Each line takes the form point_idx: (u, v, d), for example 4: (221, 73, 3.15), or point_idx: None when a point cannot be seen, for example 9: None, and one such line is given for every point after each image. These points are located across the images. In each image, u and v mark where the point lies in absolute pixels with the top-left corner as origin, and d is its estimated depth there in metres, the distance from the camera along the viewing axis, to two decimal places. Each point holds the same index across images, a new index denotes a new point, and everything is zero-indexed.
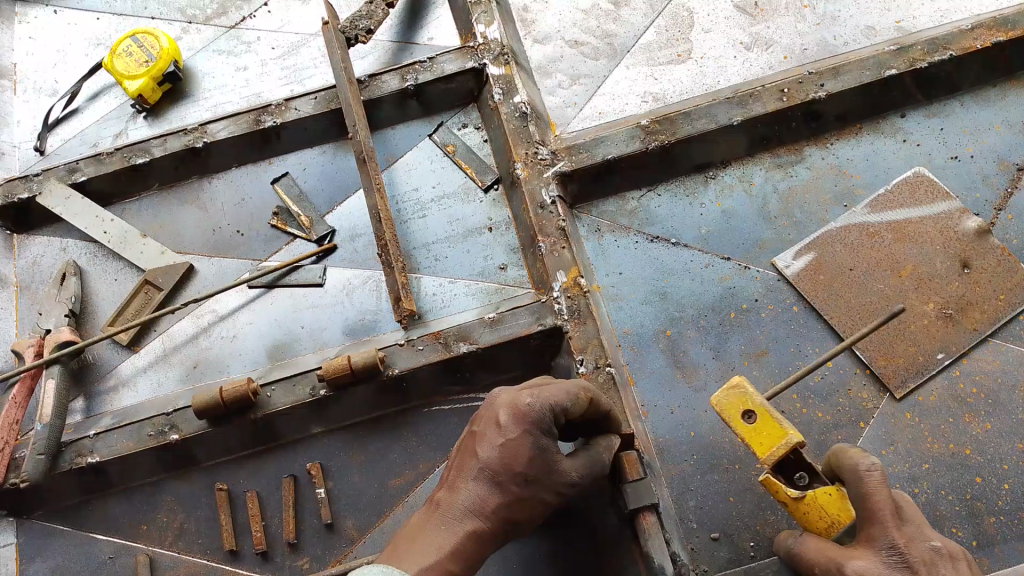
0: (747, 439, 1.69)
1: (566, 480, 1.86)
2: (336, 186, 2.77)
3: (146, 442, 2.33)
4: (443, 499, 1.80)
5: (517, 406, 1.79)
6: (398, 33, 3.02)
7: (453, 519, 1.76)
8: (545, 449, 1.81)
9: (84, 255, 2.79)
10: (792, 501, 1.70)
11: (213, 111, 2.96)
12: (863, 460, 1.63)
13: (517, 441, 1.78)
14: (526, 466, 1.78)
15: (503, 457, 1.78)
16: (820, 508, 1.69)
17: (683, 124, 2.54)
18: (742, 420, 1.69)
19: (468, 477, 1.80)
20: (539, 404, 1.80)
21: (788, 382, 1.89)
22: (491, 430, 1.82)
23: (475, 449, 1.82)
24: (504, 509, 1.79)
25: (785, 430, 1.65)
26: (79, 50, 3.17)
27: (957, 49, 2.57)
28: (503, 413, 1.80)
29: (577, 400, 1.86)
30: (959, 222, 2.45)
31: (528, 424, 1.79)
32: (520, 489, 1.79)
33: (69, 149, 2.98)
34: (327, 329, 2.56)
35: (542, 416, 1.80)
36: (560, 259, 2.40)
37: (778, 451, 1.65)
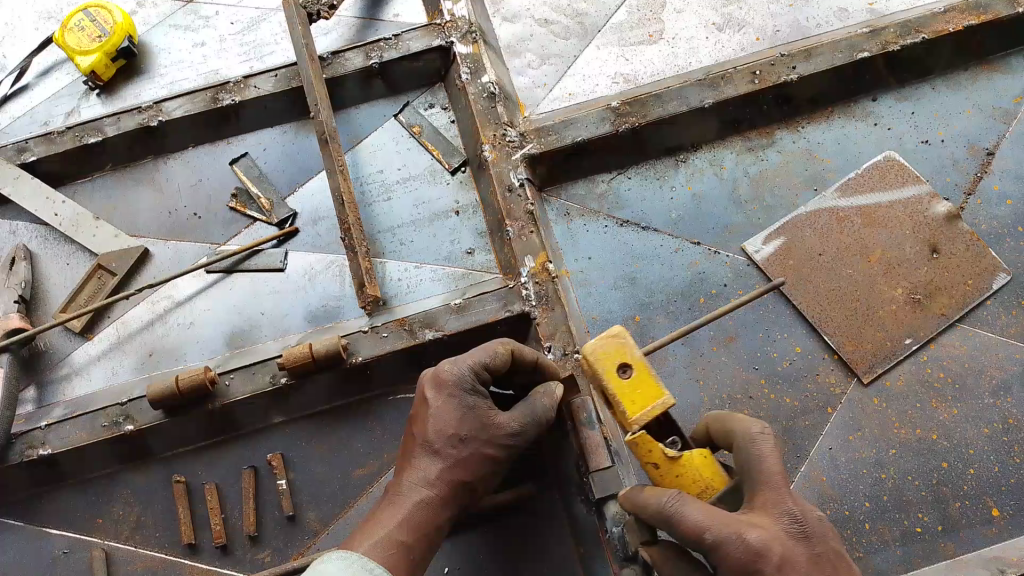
0: (619, 395, 1.60)
1: (506, 431, 1.82)
2: (298, 168, 2.69)
3: (100, 433, 2.25)
4: (392, 481, 1.81)
5: (435, 374, 1.84)
6: (362, 9, 2.93)
7: (399, 493, 1.75)
8: (475, 408, 1.81)
9: (33, 238, 2.68)
10: (666, 464, 1.60)
11: (169, 89, 2.86)
12: (755, 424, 1.67)
13: (443, 406, 1.80)
14: (456, 427, 1.78)
15: (433, 425, 1.79)
16: (695, 472, 1.61)
17: (654, 107, 2.48)
18: (617, 373, 1.61)
19: (410, 453, 1.81)
20: (455, 365, 1.82)
21: (662, 341, 1.92)
22: (419, 404, 1.84)
23: (411, 426, 1.85)
24: (450, 473, 1.77)
25: (660, 388, 1.61)
26: (28, 23, 3.03)
27: (930, 32, 2.54)
28: (426, 385, 1.84)
29: (496, 353, 1.84)
30: (929, 207, 2.44)
31: (449, 387, 1.81)
32: (459, 450, 1.78)
33: (19, 127, 2.86)
34: (288, 315, 2.49)
35: (462, 376, 1.81)
36: (528, 244, 2.35)
37: (652, 411, 1.59)
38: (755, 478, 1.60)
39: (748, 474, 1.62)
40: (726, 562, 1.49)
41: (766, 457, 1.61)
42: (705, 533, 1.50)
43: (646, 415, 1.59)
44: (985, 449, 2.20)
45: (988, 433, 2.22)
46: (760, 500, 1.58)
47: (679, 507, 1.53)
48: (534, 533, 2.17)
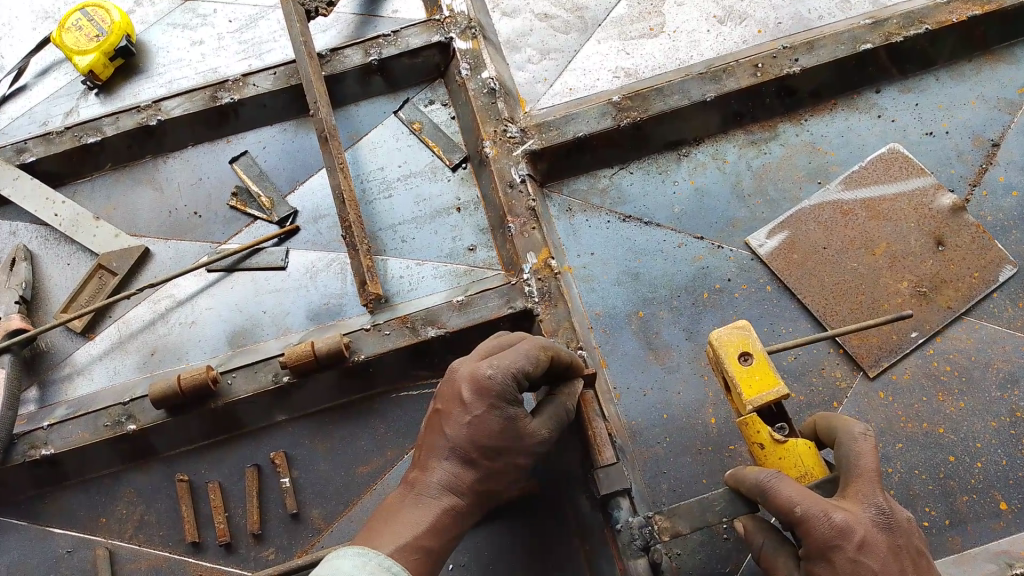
0: (738, 378, 1.73)
1: (537, 441, 1.80)
2: (298, 165, 2.67)
3: (101, 433, 2.25)
4: (416, 479, 1.75)
5: (478, 380, 1.72)
6: (361, 6, 2.91)
7: (427, 497, 1.71)
8: (512, 417, 1.75)
9: (34, 238, 2.67)
10: (773, 445, 1.70)
11: (167, 87, 2.84)
12: (859, 424, 1.68)
13: (482, 415, 1.72)
14: (494, 438, 1.73)
15: (471, 434, 1.72)
16: (797, 458, 1.69)
17: (655, 101, 2.47)
18: (738, 360, 1.74)
19: (438, 456, 1.74)
20: (501, 373, 1.72)
21: (785, 346, 1.91)
22: (454, 406, 1.75)
23: (442, 427, 1.76)
24: (478, 482, 1.75)
25: (777, 379, 1.72)
26: (25, 24, 3.02)
27: (932, 23, 2.52)
28: (465, 388, 1.73)
29: (538, 361, 1.78)
30: (934, 199, 2.42)
31: (491, 396, 1.72)
32: (491, 460, 1.75)
33: (17, 128, 2.85)
34: (289, 313, 2.48)
35: (504, 385, 1.72)
36: (530, 240, 2.34)
37: (767, 395, 1.70)
38: (850, 470, 1.63)
39: (845, 468, 1.64)
40: (813, 538, 1.53)
41: (863, 455, 1.63)
42: (795, 508, 1.54)
43: (760, 400, 1.70)
44: (993, 442, 2.18)
45: (996, 427, 2.20)
46: (851, 490, 1.61)
47: (776, 484, 1.58)
48: (539, 531, 2.16)
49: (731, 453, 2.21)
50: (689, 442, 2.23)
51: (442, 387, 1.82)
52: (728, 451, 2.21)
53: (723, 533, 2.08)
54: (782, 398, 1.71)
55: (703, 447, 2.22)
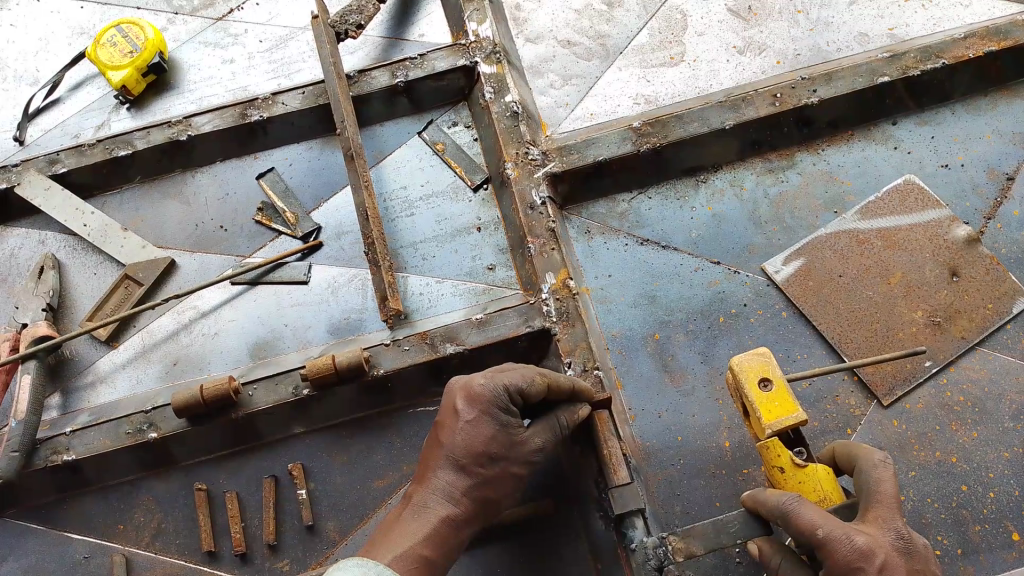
0: (758, 404, 1.76)
1: (531, 452, 1.85)
2: (323, 182, 2.73)
3: (123, 440, 2.28)
4: (414, 491, 1.76)
5: (470, 389, 1.79)
6: (388, 28, 2.99)
7: (426, 508, 1.71)
8: (506, 427, 1.80)
9: (63, 248, 2.73)
10: (793, 470, 1.73)
11: (198, 104, 2.91)
12: (877, 453, 1.73)
13: (477, 423, 1.77)
14: (488, 446, 1.77)
15: (466, 442, 1.75)
16: (816, 483, 1.72)
17: (675, 127, 2.52)
18: (758, 385, 1.77)
19: (435, 466, 1.76)
20: (493, 384, 1.79)
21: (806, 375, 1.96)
22: (449, 416, 1.80)
23: (439, 437, 1.80)
24: (476, 494, 1.76)
25: (796, 405, 1.75)
26: (62, 39, 3.11)
27: (950, 58, 2.57)
28: (459, 398, 1.79)
29: (533, 382, 1.84)
30: (949, 230, 2.45)
31: (484, 405, 1.78)
32: (487, 471, 1.77)
33: (50, 139, 2.92)
34: (311, 327, 2.52)
35: (496, 395, 1.79)
36: (549, 261, 2.38)
37: (786, 421, 1.73)
38: (869, 495, 1.66)
39: (864, 494, 1.68)
40: (834, 559, 1.54)
41: (884, 481, 1.67)
42: (817, 529, 1.56)
43: (778, 425, 1.73)
44: (1006, 473, 2.19)
45: (1010, 457, 2.21)
46: (871, 515, 1.63)
47: (798, 507, 1.60)
48: (551, 551, 2.18)
49: (745, 477, 2.23)
50: (703, 465, 2.24)
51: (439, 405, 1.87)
52: (742, 475, 2.23)
53: (736, 557, 2.09)
54: (800, 424, 1.74)
55: (716, 469, 2.24)
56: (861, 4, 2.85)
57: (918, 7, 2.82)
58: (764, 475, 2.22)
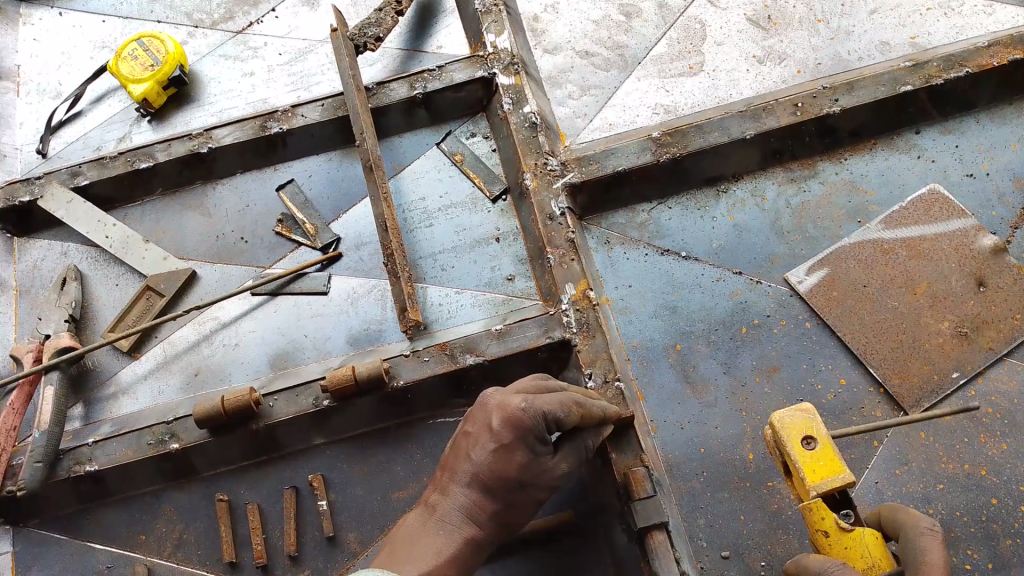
0: (801, 463, 1.67)
1: (555, 477, 1.82)
2: (343, 194, 2.74)
3: (145, 451, 2.29)
4: (437, 503, 1.73)
5: (511, 412, 1.71)
6: (406, 41, 3.00)
7: (450, 525, 1.69)
8: (536, 453, 1.76)
9: (85, 259, 2.74)
10: (837, 533, 1.63)
11: (218, 116, 2.93)
12: None
13: (510, 447, 1.72)
14: (518, 473, 1.73)
15: (495, 465, 1.72)
16: (864, 547, 1.62)
17: (695, 137, 2.52)
18: (800, 444, 1.68)
19: (460, 483, 1.73)
20: (534, 409, 1.73)
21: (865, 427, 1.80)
22: (482, 433, 1.74)
23: (468, 452, 1.75)
24: (497, 515, 1.75)
25: (842, 465, 1.65)
26: (84, 53, 3.14)
27: (973, 66, 2.55)
28: (496, 418, 1.72)
29: (568, 409, 1.80)
30: (974, 240, 2.42)
31: (521, 431, 1.72)
32: (511, 494, 1.75)
33: (72, 152, 2.95)
34: (331, 338, 2.52)
35: (536, 422, 1.72)
36: (568, 271, 2.38)
37: (832, 483, 1.63)
38: None
39: None
40: None
41: None
42: None
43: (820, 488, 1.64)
44: None
45: None
46: None
47: None
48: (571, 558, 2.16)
49: (769, 489, 2.20)
50: (726, 478, 2.22)
51: (471, 413, 1.82)
52: (766, 488, 2.20)
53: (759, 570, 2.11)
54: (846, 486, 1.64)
55: (740, 483, 2.21)
56: (883, 12, 2.83)
57: (939, 15, 2.79)
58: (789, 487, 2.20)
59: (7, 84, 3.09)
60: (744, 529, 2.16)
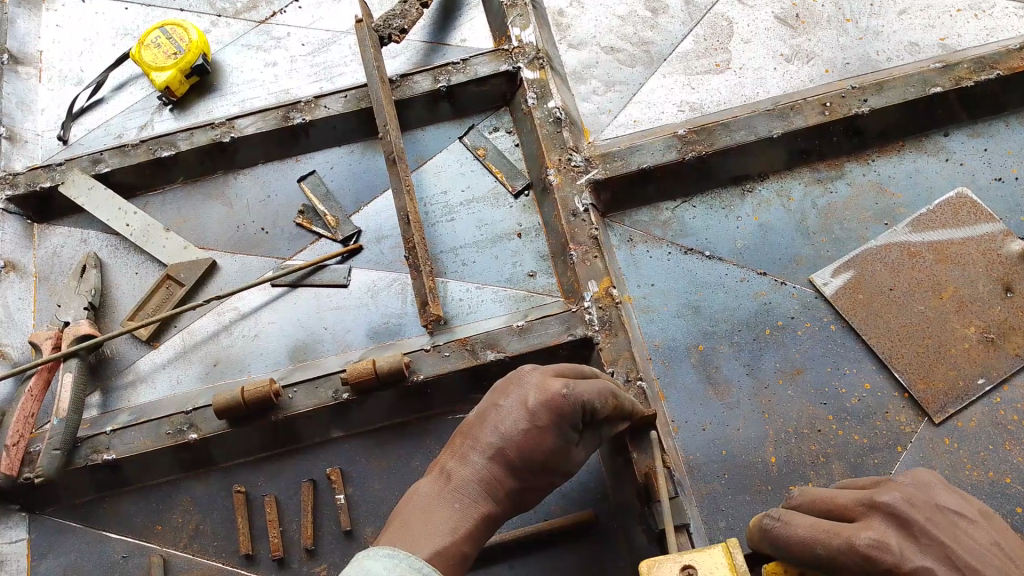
0: None
1: (574, 465, 1.82)
2: (364, 186, 2.72)
3: (163, 440, 2.28)
4: (455, 471, 1.69)
5: (551, 395, 1.71)
6: (430, 33, 2.98)
7: (466, 498, 1.66)
8: (564, 441, 1.75)
9: (104, 247, 2.73)
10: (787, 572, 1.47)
11: (240, 106, 2.92)
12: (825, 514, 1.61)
13: (543, 430, 1.70)
14: (545, 456, 1.71)
15: (524, 444, 1.69)
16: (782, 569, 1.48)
17: (721, 136, 2.50)
18: None
19: (484, 454, 1.69)
20: (574, 398, 1.72)
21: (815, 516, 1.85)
22: (516, 410, 1.71)
23: (498, 424, 1.72)
24: (513, 494, 1.72)
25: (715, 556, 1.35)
26: (107, 39, 3.13)
27: (1005, 69, 2.52)
28: (534, 398, 1.71)
29: (605, 400, 1.82)
30: (1002, 245, 2.38)
31: (558, 416, 1.71)
32: (533, 476, 1.73)
33: (93, 139, 2.94)
34: (350, 331, 2.51)
35: (573, 409, 1.73)
36: (592, 268, 2.37)
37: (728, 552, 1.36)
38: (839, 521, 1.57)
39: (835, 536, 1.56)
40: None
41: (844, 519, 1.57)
42: (816, 547, 1.48)
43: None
44: None
45: None
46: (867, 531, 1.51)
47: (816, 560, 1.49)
48: (596, 559, 2.15)
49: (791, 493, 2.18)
50: (748, 480, 2.20)
51: (503, 386, 1.80)
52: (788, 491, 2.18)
53: None
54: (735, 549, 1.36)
55: (762, 485, 2.19)
56: (913, 12, 2.79)
57: (970, 16, 2.76)
58: None
59: (30, 70, 3.09)
60: None
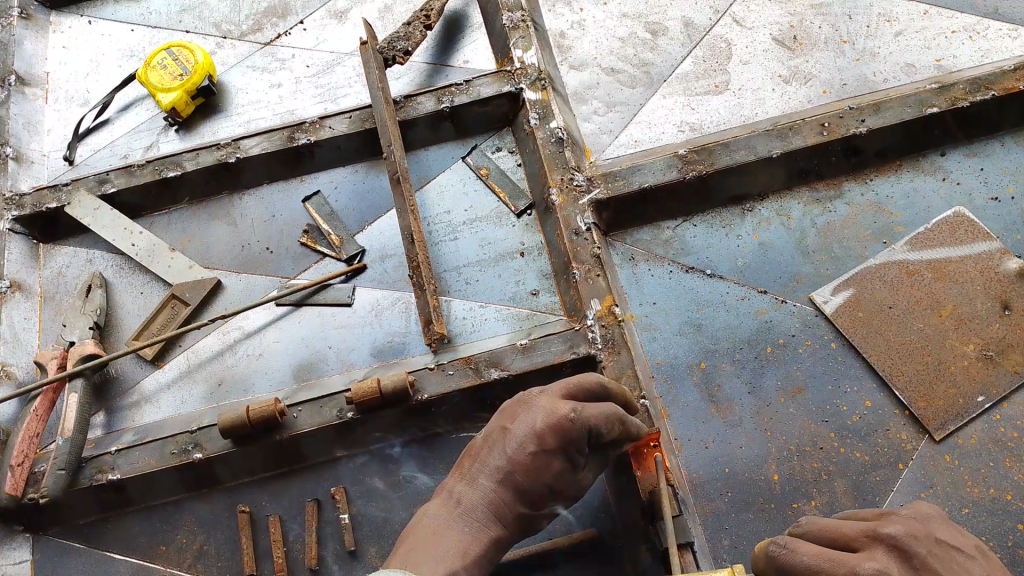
0: None
1: (580, 487, 1.83)
2: (368, 206, 2.75)
3: (168, 460, 2.29)
4: (463, 494, 1.72)
5: (558, 418, 1.72)
6: (432, 55, 3.02)
7: (475, 521, 1.68)
8: (571, 463, 1.76)
9: (109, 267, 2.75)
10: None
11: (245, 127, 2.95)
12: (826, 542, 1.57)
13: (551, 453, 1.72)
14: (552, 479, 1.73)
15: (533, 466, 1.71)
16: None
17: (721, 155, 2.54)
18: None
19: (492, 476, 1.72)
20: (581, 421, 1.73)
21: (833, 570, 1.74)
22: (524, 433, 1.73)
23: (505, 447, 1.74)
24: (520, 516, 1.74)
25: None
26: (112, 61, 3.16)
27: (1000, 90, 2.56)
28: (541, 421, 1.72)
29: (612, 424, 1.82)
30: (1000, 263, 2.41)
31: (565, 440, 1.72)
32: (540, 499, 1.74)
33: (99, 159, 2.96)
34: (354, 350, 2.53)
35: (580, 433, 1.74)
36: (594, 287, 2.40)
37: None
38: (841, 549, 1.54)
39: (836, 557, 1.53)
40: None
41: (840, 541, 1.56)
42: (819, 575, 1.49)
43: None
44: None
45: None
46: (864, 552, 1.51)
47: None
48: None
49: (795, 511, 2.19)
50: (751, 498, 2.22)
51: (511, 409, 1.82)
52: (791, 509, 2.19)
53: None
54: None
55: (765, 503, 2.20)
56: (908, 34, 2.83)
57: (966, 38, 2.80)
58: (815, 509, 2.19)
59: (36, 91, 3.12)
60: None
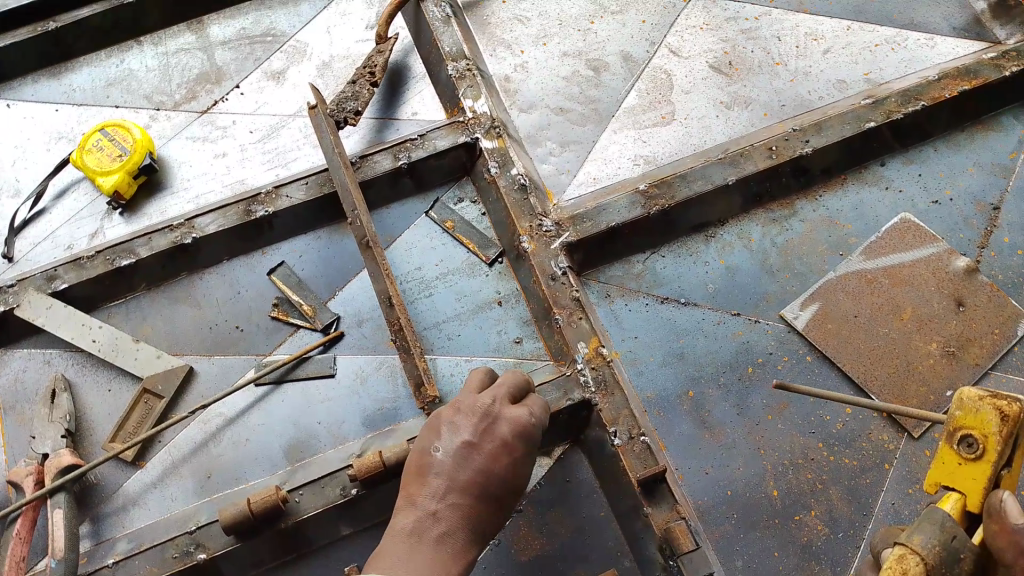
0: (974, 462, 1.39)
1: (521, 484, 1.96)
2: (336, 271, 2.71)
3: (170, 564, 2.19)
4: (442, 513, 1.69)
5: (524, 424, 1.84)
6: (379, 109, 3.00)
7: (457, 542, 1.69)
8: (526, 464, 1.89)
9: (70, 366, 2.61)
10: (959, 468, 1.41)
11: (195, 202, 2.85)
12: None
13: (521, 459, 1.83)
14: (521, 483, 1.83)
15: (508, 475, 1.79)
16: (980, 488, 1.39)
17: (680, 187, 2.63)
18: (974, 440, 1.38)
19: (469, 490, 1.73)
20: (537, 424, 1.88)
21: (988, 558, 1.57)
22: (495, 444, 1.78)
23: (478, 460, 1.76)
24: (492, 526, 1.80)
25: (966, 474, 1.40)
26: (39, 144, 3.01)
27: (927, 100, 2.75)
28: (509, 430, 1.81)
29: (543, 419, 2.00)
30: (949, 263, 2.59)
31: (529, 444, 1.85)
32: (510, 504, 1.83)
33: (41, 252, 2.81)
34: (344, 422, 2.49)
35: (535, 431, 1.88)
36: (578, 330, 2.44)
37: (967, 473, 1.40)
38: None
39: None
40: None
41: None
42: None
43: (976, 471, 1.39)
44: None
45: None
46: None
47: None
48: None
49: (798, 525, 2.29)
50: (755, 517, 2.31)
51: (461, 416, 1.81)
52: (794, 522, 2.30)
53: None
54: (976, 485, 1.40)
55: (770, 520, 2.30)
56: (835, 51, 3.00)
57: (887, 51, 2.99)
58: (816, 520, 2.30)
59: None
60: (779, 567, 2.24)
